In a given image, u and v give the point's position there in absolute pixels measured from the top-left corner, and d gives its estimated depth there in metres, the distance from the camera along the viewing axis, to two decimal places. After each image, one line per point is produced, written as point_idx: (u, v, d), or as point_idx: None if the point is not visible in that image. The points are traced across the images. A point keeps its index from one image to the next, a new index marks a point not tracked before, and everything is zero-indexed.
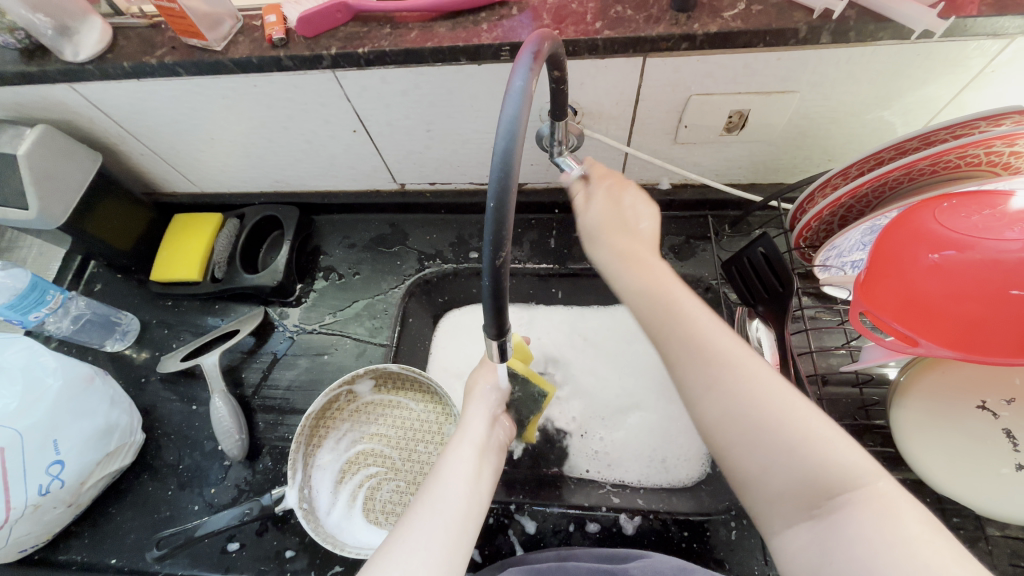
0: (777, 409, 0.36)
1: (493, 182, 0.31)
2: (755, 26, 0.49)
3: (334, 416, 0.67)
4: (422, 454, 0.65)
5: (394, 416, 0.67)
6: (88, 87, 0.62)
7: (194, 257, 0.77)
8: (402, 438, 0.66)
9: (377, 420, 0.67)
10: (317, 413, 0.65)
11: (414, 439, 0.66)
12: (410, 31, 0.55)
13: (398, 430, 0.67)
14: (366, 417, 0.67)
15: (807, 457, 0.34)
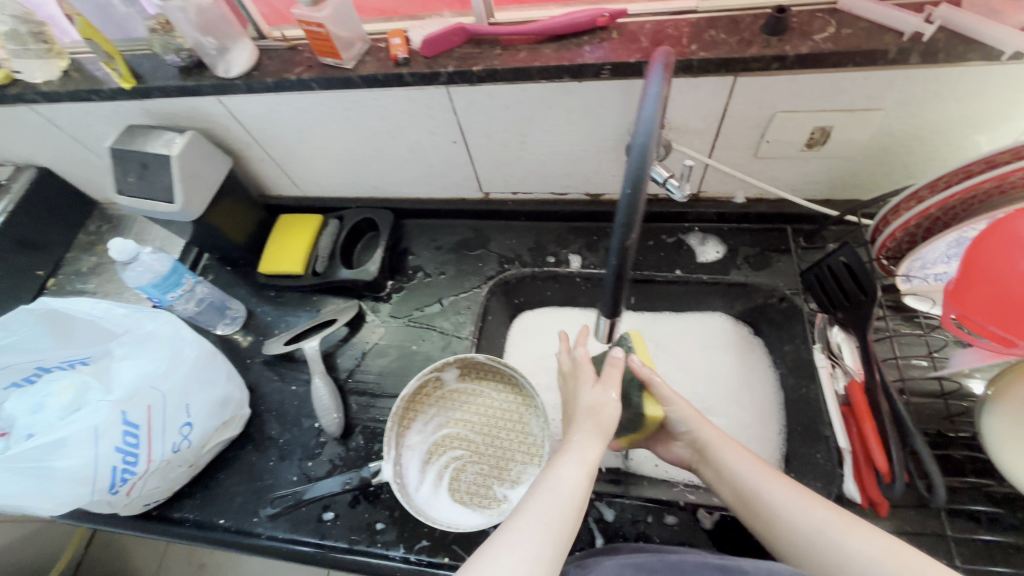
0: (859, 531, 0.46)
1: (630, 174, 0.37)
2: (845, 48, 0.53)
3: (423, 400, 0.72)
4: (505, 440, 0.69)
5: (478, 404, 0.72)
6: (232, 99, 0.72)
7: (299, 252, 0.86)
8: (486, 425, 0.70)
9: (461, 408, 0.72)
10: (410, 396, 0.70)
11: (497, 426, 0.70)
12: (519, 53, 0.62)
13: (482, 416, 0.71)
14: (452, 406, 0.72)
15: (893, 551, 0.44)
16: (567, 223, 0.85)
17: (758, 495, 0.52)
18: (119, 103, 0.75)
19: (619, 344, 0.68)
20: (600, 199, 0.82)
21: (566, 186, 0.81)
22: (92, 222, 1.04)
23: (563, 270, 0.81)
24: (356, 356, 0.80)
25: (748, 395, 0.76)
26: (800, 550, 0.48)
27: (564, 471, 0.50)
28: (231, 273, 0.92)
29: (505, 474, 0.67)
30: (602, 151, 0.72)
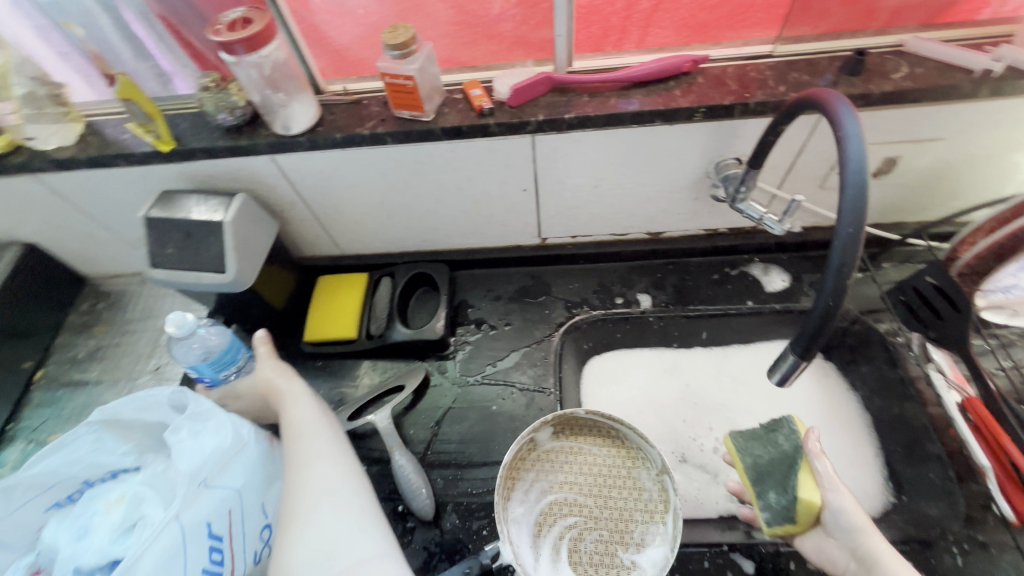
0: None
1: (847, 214, 0.36)
2: (925, 85, 0.57)
3: (522, 464, 0.66)
4: (618, 500, 0.64)
5: (579, 462, 0.67)
6: (288, 157, 0.67)
7: (350, 315, 0.79)
8: (596, 485, 0.65)
9: (563, 469, 0.66)
10: (510, 463, 0.65)
11: (606, 485, 0.65)
12: (607, 99, 0.62)
13: (587, 476, 0.66)
14: (551, 467, 0.66)
15: None
16: (628, 263, 0.84)
17: (868, 550, 0.51)
18: (150, 167, 0.68)
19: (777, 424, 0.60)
20: (662, 237, 0.82)
21: (629, 227, 0.80)
22: (83, 301, 0.91)
23: (635, 312, 0.80)
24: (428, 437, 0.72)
25: (834, 421, 0.73)
26: None
27: (295, 412, 0.59)
28: None
29: (629, 537, 0.62)
30: (675, 190, 0.72)
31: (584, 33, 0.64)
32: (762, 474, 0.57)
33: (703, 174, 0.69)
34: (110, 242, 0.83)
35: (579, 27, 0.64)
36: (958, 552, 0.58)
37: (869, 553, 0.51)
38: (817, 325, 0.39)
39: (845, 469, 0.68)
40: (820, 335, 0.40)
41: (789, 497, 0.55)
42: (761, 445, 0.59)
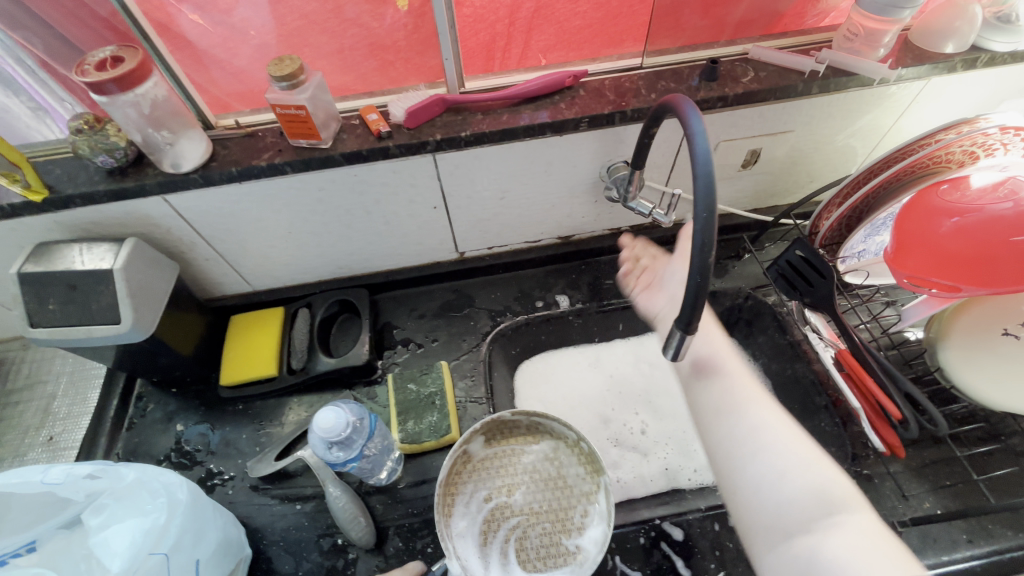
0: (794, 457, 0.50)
1: (701, 199, 0.41)
2: (768, 86, 0.66)
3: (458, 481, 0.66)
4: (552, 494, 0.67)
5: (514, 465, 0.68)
6: (181, 196, 0.64)
7: (269, 353, 0.76)
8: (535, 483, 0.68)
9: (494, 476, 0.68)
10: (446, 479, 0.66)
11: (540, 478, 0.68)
12: (501, 115, 0.65)
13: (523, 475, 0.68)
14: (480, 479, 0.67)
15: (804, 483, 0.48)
16: (544, 267, 0.89)
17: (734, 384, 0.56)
18: (23, 219, 0.62)
19: (430, 373, 0.75)
20: (572, 240, 0.87)
21: (540, 233, 0.84)
22: None
23: (555, 311, 0.84)
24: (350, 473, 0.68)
25: None
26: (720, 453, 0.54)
27: None
28: (177, 395, 0.78)
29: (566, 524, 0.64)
30: (575, 195, 0.77)
31: (473, 40, 0.66)
32: (407, 409, 0.72)
33: (598, 178, 0.75)
34: None
35: (470, 32, 0.65)
36: None
37: (743, 394, 0.55)
38: (693, 298, 0.43)
39: None
40: (697, 307, 0.44)
41: (425, 425, 0.71)
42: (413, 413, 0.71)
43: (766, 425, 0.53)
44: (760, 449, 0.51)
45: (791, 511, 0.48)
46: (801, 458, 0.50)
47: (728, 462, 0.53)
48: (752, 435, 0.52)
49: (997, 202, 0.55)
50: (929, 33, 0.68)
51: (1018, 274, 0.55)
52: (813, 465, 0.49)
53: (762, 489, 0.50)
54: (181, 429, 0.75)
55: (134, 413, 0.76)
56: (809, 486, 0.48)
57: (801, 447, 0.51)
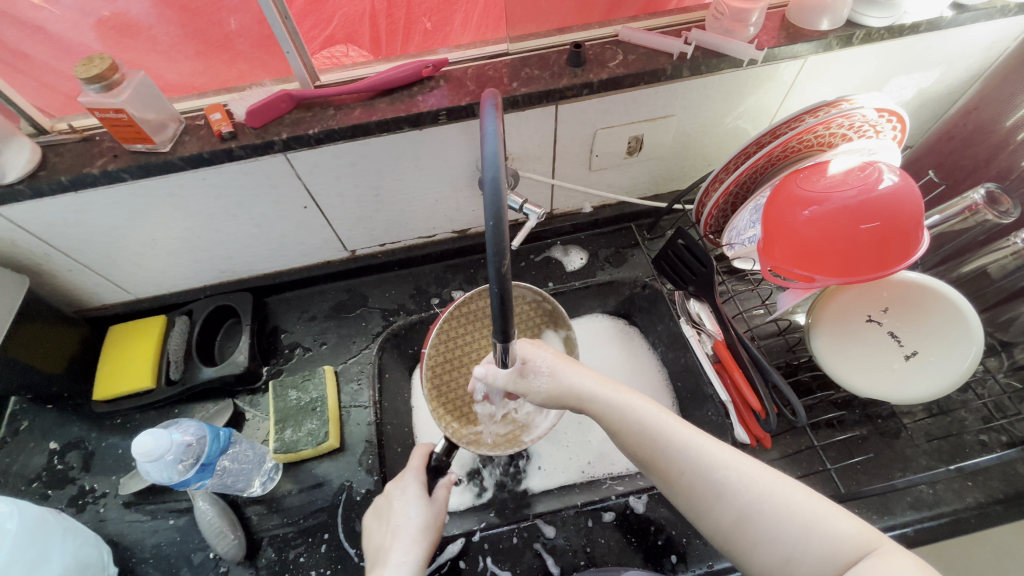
0: (783, 505, 0.44)
1: (489, 207, 0.38)
2: (635, 70, 0.63)
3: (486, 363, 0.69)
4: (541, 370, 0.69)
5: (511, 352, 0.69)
6: (13, 208, 0.60)
7: (143, 365, 0.74)
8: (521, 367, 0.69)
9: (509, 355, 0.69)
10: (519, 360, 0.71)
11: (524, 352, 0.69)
12: (354, 110, 0.62)
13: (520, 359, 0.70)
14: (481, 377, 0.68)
15: (822, 536, 0.42)
16: (441, 262, 0.87)
17: (702, 473, 0.46)
18: None
19: (311, 379, 0.72)
20: (468, 234, 0.85)
21: (432, 228, 0.82)
22: None
23: (449, 308, 0.82)
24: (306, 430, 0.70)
25: (638, 374, 0.80)
26: (697, 509, 0.46)
27: None
28: (53, 411, 0.75)
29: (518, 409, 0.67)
30: (456, 189, 0.75)
31: (353, 7, 0.65)
32: (285, 417, 0.70)
33: (475, 169, 0.72)
34: None
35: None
36: None
37: (681, 441, 0.48)
38: (500, 309, 0.42)
39: None
40: (507, 318, 0.43)
41: (303, 433, 0.69)
42: (291, 425, 0.69)
43: (735, 470, 0.46)
44: (741, 502, 0.45)
45: (803, 559, 0.42)
46: (790, 502, 0.44)
47: (723, 534, 0.45)
48: (716, 493, 0.45)
49: (846, 189, 0.54)
50: (803, 9, 0.64)
51: (867, 262, 0.54)
52: (806, 503, 0.44)
53: (766, 562, 0.44)
54: (56, 446, 0.72)
55: (7, 432, 0.73)
56: (807, 528, 0.43)
57: (782, 484, 0.45)
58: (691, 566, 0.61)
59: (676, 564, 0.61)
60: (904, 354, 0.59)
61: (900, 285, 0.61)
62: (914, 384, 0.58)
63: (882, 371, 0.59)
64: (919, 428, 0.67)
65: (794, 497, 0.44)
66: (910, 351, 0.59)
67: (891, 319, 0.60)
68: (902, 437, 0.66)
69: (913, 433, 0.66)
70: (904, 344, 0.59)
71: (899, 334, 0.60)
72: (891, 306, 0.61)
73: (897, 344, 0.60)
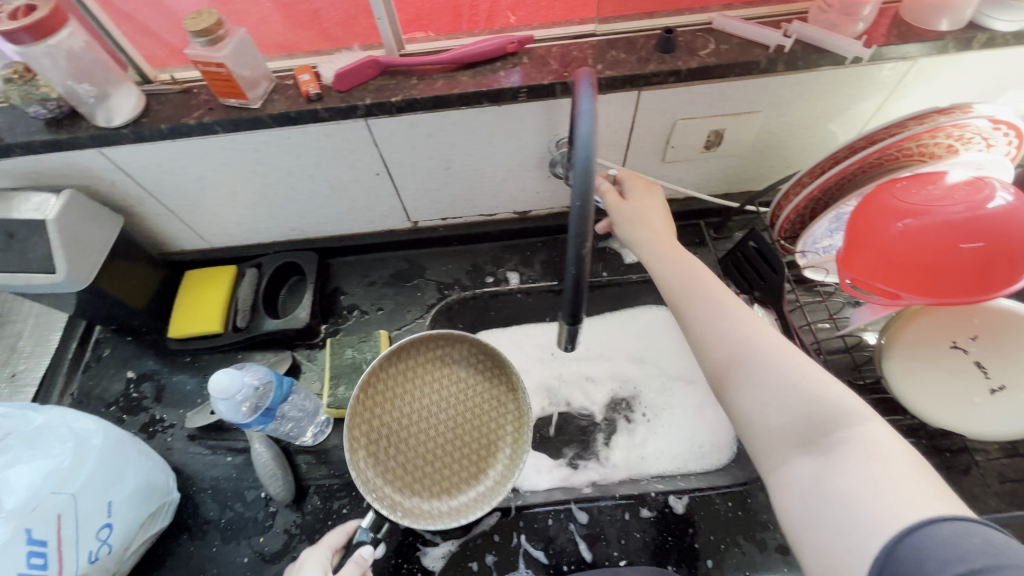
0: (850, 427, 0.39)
1: (578, 186, 0.38)
2: (727, 60, 0.60)
3: (372, 429, 0.60)
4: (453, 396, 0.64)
5: (409, 404, 0.62)
6: (117, 150, 0.64)
7: (214, 310, 0.78)
8: (405, 391, 0.63)
9: (396, 409, 0.62)
10: (398, 346, 0.62)
11: (418, 395, 0.63)
12: (437, 80, 0.62)
13: (423, 397, 0.63)
14: (394, 443, 0.60)
15: (885, 474, 0.36)
16: (500, 242, 0.87)
17: (775, 381, 0.44)
18: None
19: (367, 342, 0.75)
20: (528, 216, 0.85)
21: (494, 206, 0.82)
22: None
23: (503, 288, 0.82)
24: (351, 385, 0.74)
25: None
26: (754, 413, 0.44)
27: None
28: (132, 343, 0.82)
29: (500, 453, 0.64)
30: (525, 170, 0.75)
31: None
32: (341, 374, 0.72)
33: (547, 151, 0.71)
34: None
35: None
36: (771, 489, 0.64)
37: (754, 339, 0.46)
38: (573, 292, 0.42)
39: None
40: (578, 300, 0.42)
41: (355, 391, 0.71)
42: (345, 384, 0.72)
43: (805, 381, 0.42)
44: (812, 411, 0.41)
45: (847, 495, 0.36)
46: (857, 437, 0.38)
47: (768, 436, 0.43)
48: (800, 407, 0.42)
49: (950, 204, 0.50)
50: (921, 7, 0.60)
51: (962, 283, 0.50)
52: (875, 440, 0.38)
53: (799, 473, 0.40)
54: (132, 376, 0.78)
55: (92, 357, 0.80)
56: (870, 458, 0.37)
57: (851, 410, 0.40)
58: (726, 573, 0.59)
59: (712, 570, 0.60)
60: (988, 388, 0.55)
61: (992, 313, 0.57)
62: (994, 421, 0.54)
63: (959, 403, 0.56)
64: (992, 468, 0.63)
65: (864, 423, 0.39)
66: (997, 385, 0.55)
67: (978, 348, 0.56)
68: (972, 475, 0.62)
69: (985, 472, 0.62)
70: (990, 377, 0.55)
71: (985, 365, 0.56)
72: (981, 334, 0.56)
73: (983, 376, 0.56)
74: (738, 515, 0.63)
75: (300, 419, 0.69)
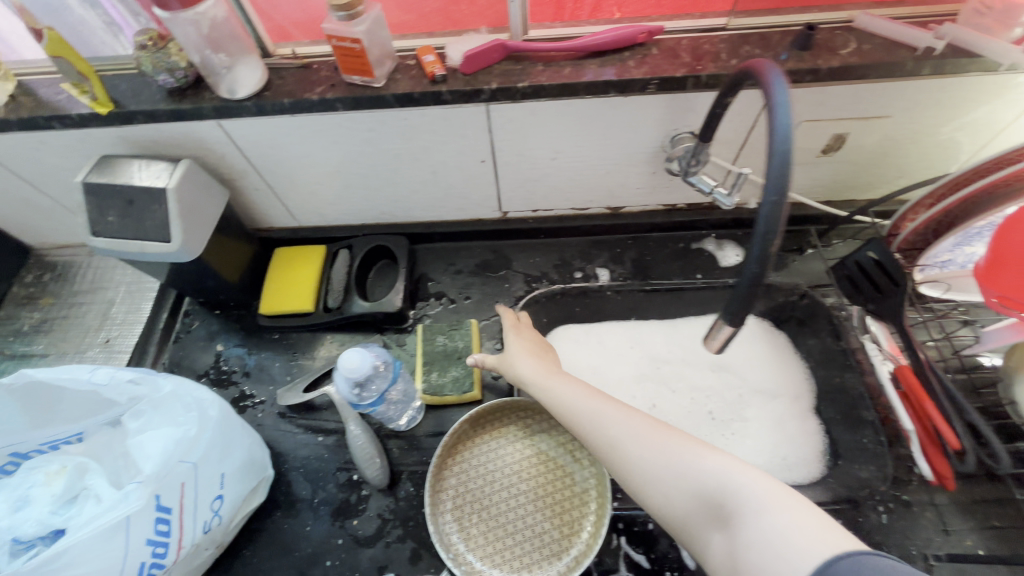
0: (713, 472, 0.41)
1: (772, 180, 0.36)
2: (870, 61, 0.58)
3: (457, 491, 0.64)
4: (530, 464, 0.66)
5: (487, 470, 0.66)
6: (235, 123, 0.64)
7: (306, 289, 0.78)
8: (482, 457, 0.67)
9: (478, 476, 0.65)
10: (476, 415, 0.68)
11: (496, 461, 0.66)
12: (563, 68, 0.61)
13: (500, 464, 0.66)
14: (477, 509, 0.63)
15: (761, 522, 0.36)
16: (588, 237, 0.85)
17: (654, 457, 0.44)
18: (89, 129, 0.65)
19: (459, 330, 0.74)
20: (621, 213, 0.83)
21: (589, 201, 0.81)
22: (28, 272, 0.88)
23: (593, 285, 0.80)
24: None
25: (780, 382, 0.77)
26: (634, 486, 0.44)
27: None
28: (220, 317, 0.82)
29: (581, 516, 0.63)
30: (631, 165, 0.73)
31: None
32: (434, 361, 0.72)
33: (659, 147, 0.70)
34: (54, 211, 0.80)
35: None
36: (885, 510, 0.62)
37: (607, 420, 0.49)
38: (744, 292, 0.40)
39: (789, 437, 0.72)
40: (748, 301, 0.40)
41: (449, 378, 0.71)
42: (439, 371, 0.71)
43: (676, 453, 0.43)
44: (665, 485, 0.42)
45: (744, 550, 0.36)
46: (721, 489, 0.39)
47: (684, 525, 0.41)
48: (642, 475, 0.43)
49: None
50: None
51: None
52: (727, 488, 0.39)
53: (718, 553, 0.38)
54: (222, 349, 0.79)
55: (182, 328, 0.81)
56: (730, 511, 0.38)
57: (701, 466, 0.41)
58: None
59: None
60: None
61: None
62: None
63: None
64: None
65: (736, 475, 0.40)
66: None
67: None
68: None
69: None
70: None
71: None
72: None
73: None
74: None
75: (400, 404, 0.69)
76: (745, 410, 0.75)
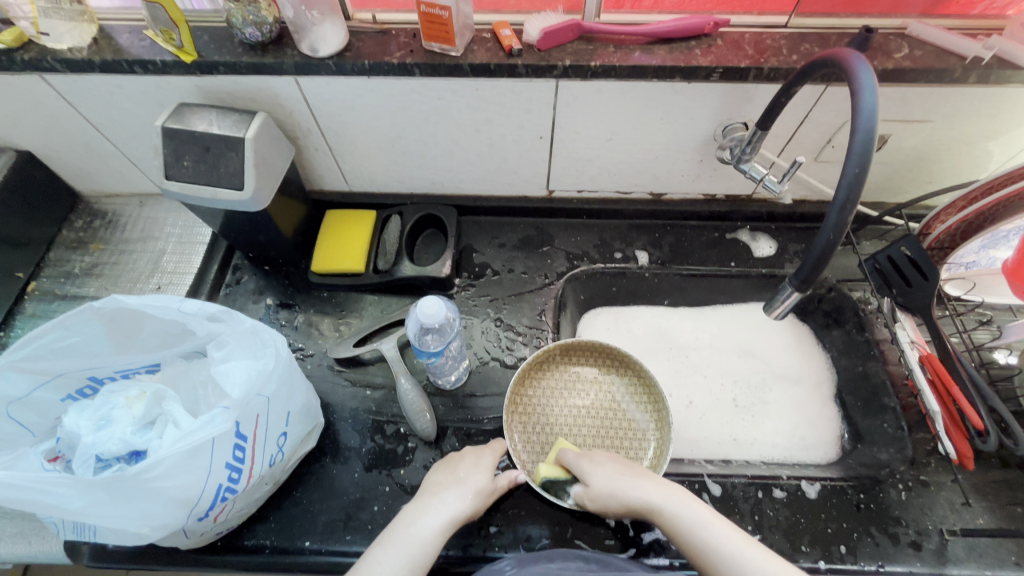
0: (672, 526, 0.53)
1: (854, 157, 0.43)
2: (923, 66, 0.61)
3: (528, 403, 0.73)
4: (601, 403, 0.74)
5: (560, 396, 0.74)
6: (312, 81, 0.67)
7: (358, 251, 0.80)
8: (559, 384, 0.75)
9: (550, 396, 0.74)
10: (567, 343, 0.75)
11: (569, 393, 0.75)
12: (632, 51, 0.64)
13: (575, 395, 0.74)
14: (539, 424, 0.72)
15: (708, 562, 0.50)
16: (628, 221, 0.88)
17: (634, 499, 0.56)
18: (168, 77, 0.67)
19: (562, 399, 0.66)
20: (663, 199, 0.87)
21: (634, 185, 0.84)
22: (77, 218, 0.89)
23: (632, 266, 0.83)
24: (484, 339, 0.78)
25: (805, 369, 0.80)
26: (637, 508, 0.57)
27: (422, 520, 0.54)
28: (268, 273, 0.84)
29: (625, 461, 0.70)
30: (681, 152, 0.76)
31: None
32: None
33: (711, 137, 0.73)
34: (113, 157, 0.82)
35: None
36: (903, 488, 0.66)
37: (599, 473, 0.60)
38: (815, 259, 0.45)
39: (812, 420, 0.76)
40: (816, 268, 0.46)
41: None
42: None
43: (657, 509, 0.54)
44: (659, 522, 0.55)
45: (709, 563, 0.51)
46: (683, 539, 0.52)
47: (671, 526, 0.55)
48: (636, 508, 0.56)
49: None
50: None
51: None
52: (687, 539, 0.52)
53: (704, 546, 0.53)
54: (270, 303, 0.81)
55: (232, 281, 0.83)
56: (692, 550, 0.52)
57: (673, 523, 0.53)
58: (860, 561, 0.62)
59: (845, 555, 0.62)
60: None
61: None
62: None
63: None
64: None
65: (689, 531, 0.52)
66: None
67: None
68: None
69: None
70: None
71: None
72: None
73: None
74: (867, 506, 0.65)
75: (458, 363, 0.71)
76: (770, 393, 0.79)
